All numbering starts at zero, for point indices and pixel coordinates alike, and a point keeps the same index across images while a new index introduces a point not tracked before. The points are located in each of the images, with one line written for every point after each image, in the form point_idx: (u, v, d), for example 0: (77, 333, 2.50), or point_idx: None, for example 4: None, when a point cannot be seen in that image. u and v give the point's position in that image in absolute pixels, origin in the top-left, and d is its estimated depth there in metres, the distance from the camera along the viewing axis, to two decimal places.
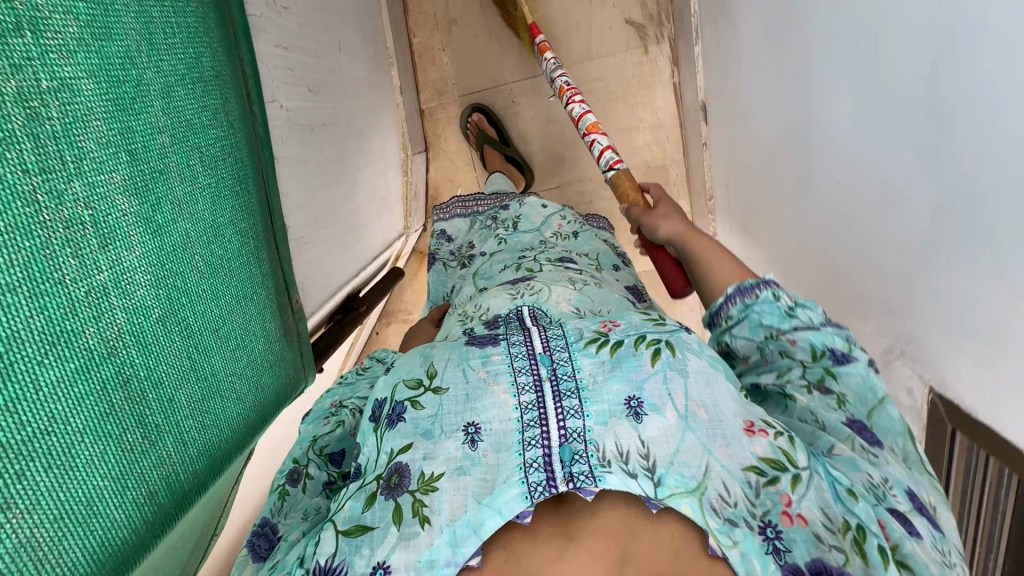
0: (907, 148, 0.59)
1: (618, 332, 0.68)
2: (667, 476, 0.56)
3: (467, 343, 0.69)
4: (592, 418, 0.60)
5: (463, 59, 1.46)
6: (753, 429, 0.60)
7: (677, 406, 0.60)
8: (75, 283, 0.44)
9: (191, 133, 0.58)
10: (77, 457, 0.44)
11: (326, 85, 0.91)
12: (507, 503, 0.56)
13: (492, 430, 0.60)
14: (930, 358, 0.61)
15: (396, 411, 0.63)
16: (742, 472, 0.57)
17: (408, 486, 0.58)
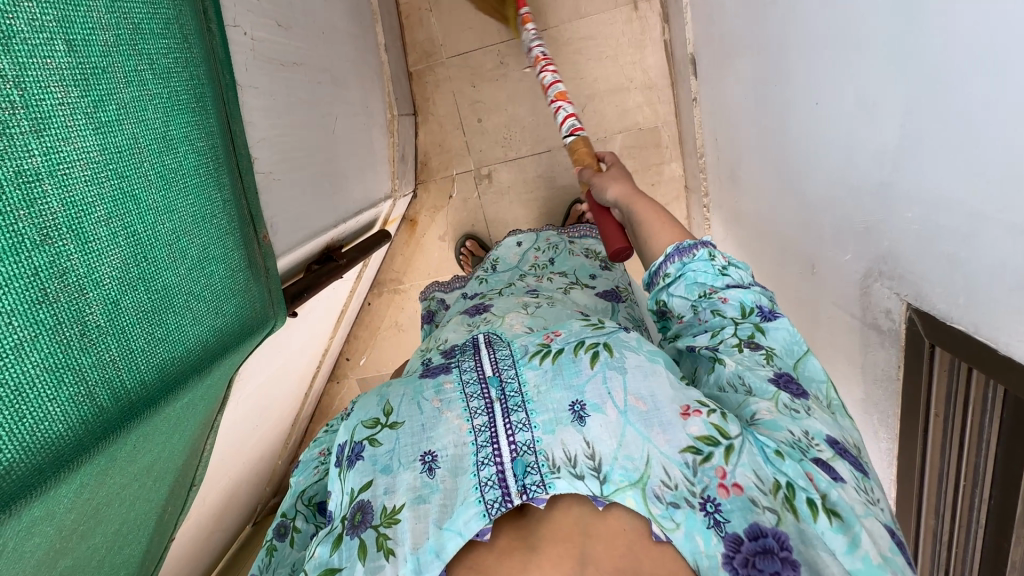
0: (873, 49, 0.56)
1: (560, 340, 0.66)
2: (610, 473, 0.54)
3: (422, 374, 0.66)
4: (539, 429, 0.57)
5: (450, 19, 1.44)
6: (689, 410, 0.56)
7: (616, 403, 0.58)
8: (3, 161, 0.43)
9: (139, 39, 0.57)
10: (7, 340, 0.43)
11: (297, 24, 0.91)
12: (465, 523, 0.53)
13: (447, 456, 0.57)
14: (903, 271, 0.58)
15: (355, 450, 0.59)
16: (679, 454, 0.54)
17: (371, 521, 0.55)
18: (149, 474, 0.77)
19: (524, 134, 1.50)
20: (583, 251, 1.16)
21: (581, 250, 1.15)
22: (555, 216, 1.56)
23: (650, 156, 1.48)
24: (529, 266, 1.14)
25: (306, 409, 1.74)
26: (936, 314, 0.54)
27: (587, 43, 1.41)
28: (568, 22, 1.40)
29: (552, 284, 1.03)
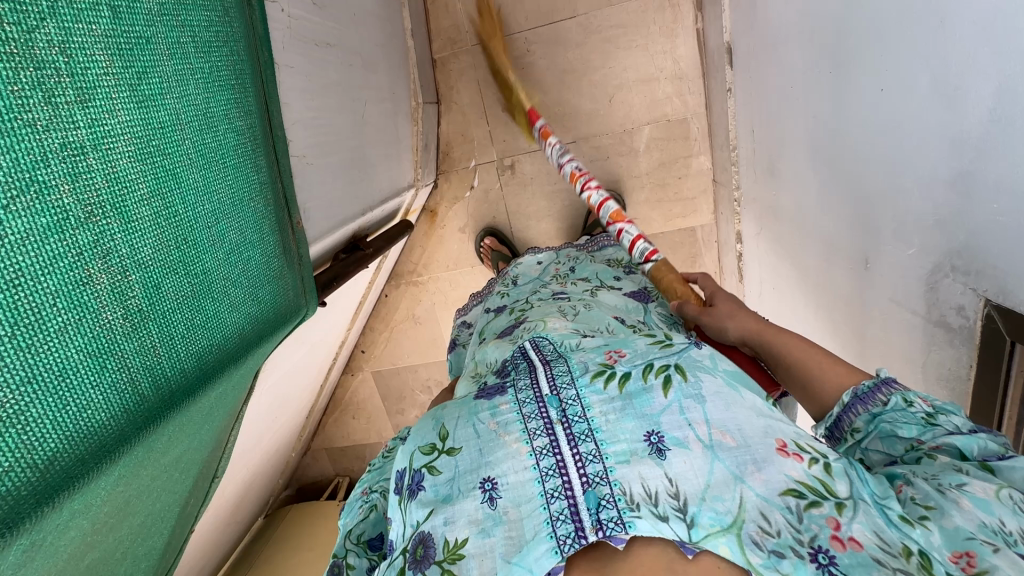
0: (960, 30, 0.53)
1: (625, 362, 0.63)
2: (698, 515, 0.50)
3: (477, 395, 0.63)
4: (612, 460, 0.54)
5: (477, 6, 1.41)
6: (787, 450, 0.53)
7: (701, 438, 0.54)
8: (48, 132, 0.40)
9: (181, 9, 0.54)
10: (50, 323, 0.41)
11: (331, 4, 0.88)
12: (536, 560, 0.49)
13: (509, 484, 0.54)
14: (983, 265, 0.55)
15: (415, 480, 0.57)
16: (779, 498, 0.50)
17: (434, 557, 0.52)
18: (177, 466, 0.75)
19: (549, 125, 1.47)
20: (604, 258, 1.12)
21: (603, 260, 1.11)
22: (579, 209, 1.53)
23: (677, 149, 1.45)
24: (551, 275, 1.09)
25: (320, 401, 1.72)
26: (1022, 310, 0.51)
27: (617, 31, 1.38)
28: (598, 10, 1.37)
29: (579, 288, 0.96)
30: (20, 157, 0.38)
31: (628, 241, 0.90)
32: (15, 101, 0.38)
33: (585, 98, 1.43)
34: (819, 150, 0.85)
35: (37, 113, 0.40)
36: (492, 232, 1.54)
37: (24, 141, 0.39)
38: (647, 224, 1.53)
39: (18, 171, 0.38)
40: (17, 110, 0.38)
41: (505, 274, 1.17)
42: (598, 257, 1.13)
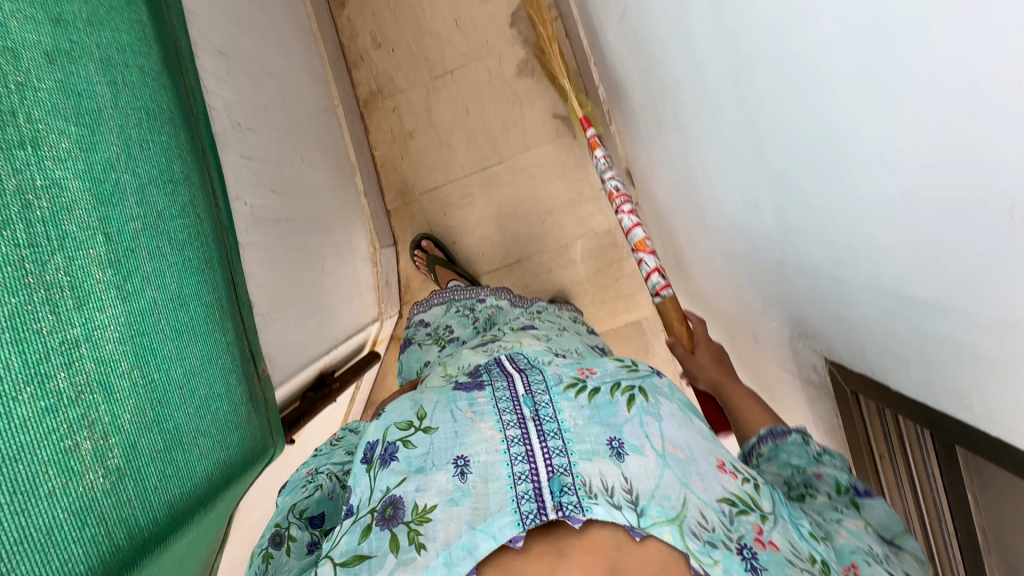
0: (744, 160, 0.71)
1: (595, 378, 0.72)
2: (649, 507, 0.58)
3: (455, 387, 0.72)
4: (576, 455, 0.62)
5: (420, 163, 1.64)
6: (725, 468, 0.65)
7: (657, 448, 0.64)
8: (51, 333, 0.53)
9: (161, 222, 0.71)
10: (40, 487, 0.50)
11: (288, 188, 1.08)
12: (500, 528, 0.57)
13: (479, 462, 0.62)
14: (815, 331, 0.68)
15: (389, 450, 0.65)
16: (717, 503, 0.61)
17: (403, 517, 0.59)
18: None
19: (495, 249, 1.67)
20: (570, 316, 1.25)
21: (569, 315, 1.24)
22: None
23: (609, 255, 1.65)
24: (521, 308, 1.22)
25: None
26: (849, 364, 0.64)
27: (538, 168, 1.63)
28: (520, 154, 1.62)
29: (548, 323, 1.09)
30: (28, 356, 0.50)
31: (647, 271, 0.98)
32: (28, 315, 0.51)
33: (521, 224, 1.66)
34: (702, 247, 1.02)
35: (43, 321, 0.53)
36: (429, 236, 1.63)
37: (33, 343, 0.51)
38: (597, 323, 1.67)
39: (25, 366, 0.50)
40: (29, 321, 0.51)
41: (484, 300, 1.26)
42: (565, 310, 1.26)
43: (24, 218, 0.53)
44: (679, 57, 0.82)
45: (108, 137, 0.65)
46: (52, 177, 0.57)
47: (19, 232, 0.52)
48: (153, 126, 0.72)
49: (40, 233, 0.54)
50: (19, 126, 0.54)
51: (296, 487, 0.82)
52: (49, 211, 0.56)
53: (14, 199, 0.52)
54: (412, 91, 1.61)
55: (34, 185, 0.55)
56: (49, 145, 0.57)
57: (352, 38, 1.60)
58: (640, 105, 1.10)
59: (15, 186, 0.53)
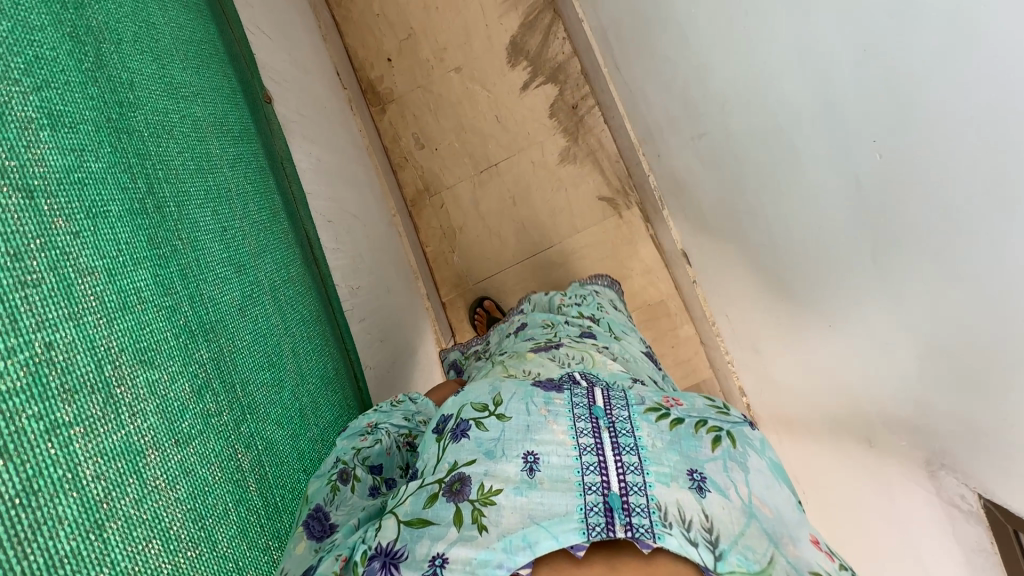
0: (873, 308, 0.80)
1: (680, 409, 0.69)
2: (728, 553, 0.55)
3: (533, 382, 0.72)
4: (652, 476, 0.61)
5: (472, 255, 1.66)
6: (820, 545, 0.58)
7: (742, 496, 0.60)
8: None
9: (333, 427, 0.81)
10: None
11: (388, 330, 1.10)
12: (563, 531, 0.56)
13: (549, 463, 0.63)
14: (966, 468, 0.74)
15: (461, 427, 0.66)
16: (809, 574, 0.55)
17: (468, 495, 0.59)
18: None
19: None
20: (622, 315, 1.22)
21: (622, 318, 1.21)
22: None
23: (663, 324, 1.67)
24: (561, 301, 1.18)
25: None
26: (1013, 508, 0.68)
27: (588, 249, 1.66)
28: (569, 237, 1.65)
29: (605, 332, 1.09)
30: None
31: None
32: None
33: None
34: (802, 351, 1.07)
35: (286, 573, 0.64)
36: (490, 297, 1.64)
37: None
38: None
39: None
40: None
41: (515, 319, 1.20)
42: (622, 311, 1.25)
43: (261, 493, 0.63)
44: (789, 199, 0.91)
45: (291, 376, 0.74)
46: (269, 443, 0.67)
47: (260, 509, 0.63)
48: (313, 341, 0.81)
49: (270, 500, 0.65)
50: (242, 415, 0.64)
51: (353, 432, 0.76)
52: (273, 475, 0.66)
53: (253, 481, 0.63)
54: (459, 187, 1.64)
55: (261, 459, 0.65)
56: (263, 415, 0.67)
57: (394, 141, 1.62)
58: (721, 213, 1.15)
59: (251, 470, 0.63)
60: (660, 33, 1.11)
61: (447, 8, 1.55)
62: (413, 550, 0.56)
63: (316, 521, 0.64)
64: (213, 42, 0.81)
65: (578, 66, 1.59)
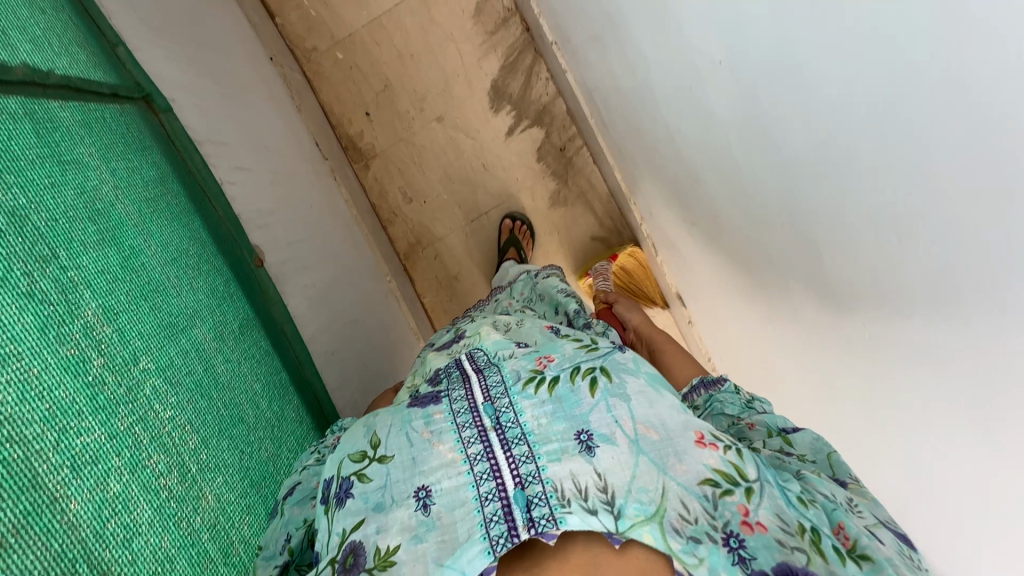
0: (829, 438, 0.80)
1: (553, 366, 0.69)
2: (625, 506, 0.57)
3: (410, 404, 0.69)
4: (544, 458, 0.60)
5: (468, 302, 1.64)
6: (705, 440, 0.61)
7: (627, 432, 0.62)
8: None
9: None
10: None
11: None
12: (469, 562, 0.55)
13: (442, 491, 0.59)
14: None
15: (344, 487, 0.61)
16: (698, 486, 0.58)
17: (364, 564, 0.56)
18: None
19: None
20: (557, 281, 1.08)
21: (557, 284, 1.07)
22: None
23: None
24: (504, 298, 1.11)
25: None
26: None
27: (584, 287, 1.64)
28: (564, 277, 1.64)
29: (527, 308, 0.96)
30: None
31: None
32: None
33: None
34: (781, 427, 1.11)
35: None
36: None
37: None
38: None
39: None
40: None
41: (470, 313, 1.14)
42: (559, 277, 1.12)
43: None
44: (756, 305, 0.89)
45: None
46: None
47: None
48: None
49: None
50: None
51: (300, 491, 0.65)
52: None
53: None
54: (451, 238, 1.61)
55: None
56: None
57: (382, 198, 1.58)
58: (712, 287, 1.15)
59: None
60: (631, 116, 1.08)
61: (422, 56, 1.49)
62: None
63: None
64: (199, 235, 0.70)
65: (562, 106, 1.54)
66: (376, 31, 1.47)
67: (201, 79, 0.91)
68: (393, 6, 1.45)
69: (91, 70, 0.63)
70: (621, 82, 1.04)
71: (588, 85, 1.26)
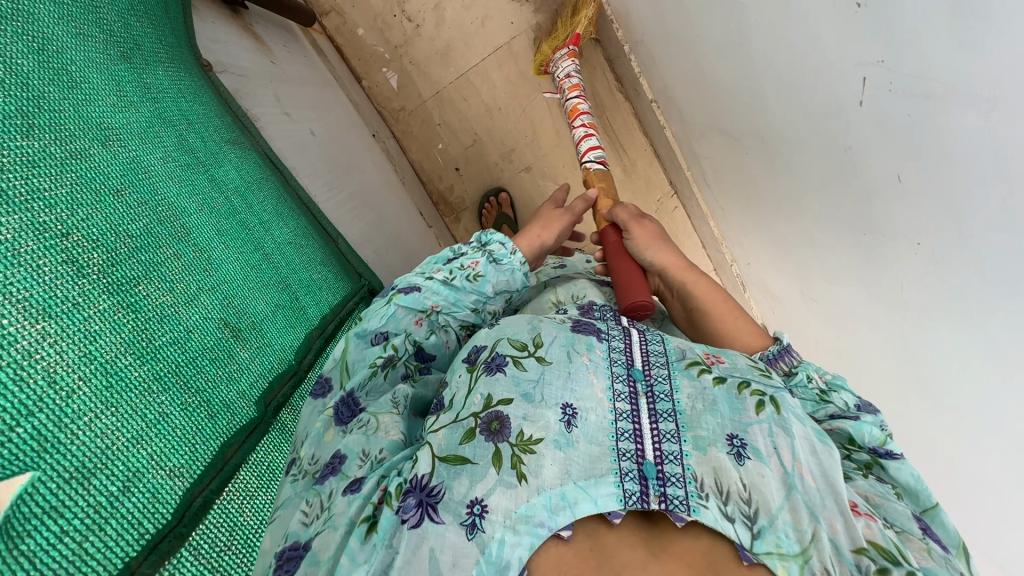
0: None
1: (721, 367, 0.68)
2: (766, 529, 0.53)
3: (574, 327, 0.71)
4: (688, 443, 0.60)
5: None
6: (859, 510, 0.54)
7: (783, 465, 0.56)
8: None
9: None
10: None
11: None
12: (603, 495, 0.55)
13: (588, 418, 0.61)
14: None
15: (497, 361, 0.64)
16: (851, 553, 0.51)
17: (508, 436, 0.57)
18: None
19: None
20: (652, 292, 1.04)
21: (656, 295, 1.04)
22: None
23: None
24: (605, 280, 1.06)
25: None
26: None
27: None
28: None
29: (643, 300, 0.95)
30: None
31: None
32: None
33: None
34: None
35: None
36: None
37: None
38: None
39: None
40: None
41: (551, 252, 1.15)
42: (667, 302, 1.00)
43: None
44: None
45: None
46: None
47: None
48: None
49: None
50: None
51: (416, 299, 0.68)
52: None
53: None
54: None
55: None
56: None
57: None
58: (818, 351, 1.22)
59: None
60: (759, 200, 1.10)
61: (510, 109, 1.48)
62: (451, 488, 0.54)
63: (351, 404, 0.62)
64: None
65: (642, 151, 1.53)
66: (464, 87, 1.45)
67: (361, 214, 0.94)
68: (481, 61, 1.43)
69: (338, 284, 0.70)
70: (756, 177, 1.05)
71: (694, 149, 1.28)
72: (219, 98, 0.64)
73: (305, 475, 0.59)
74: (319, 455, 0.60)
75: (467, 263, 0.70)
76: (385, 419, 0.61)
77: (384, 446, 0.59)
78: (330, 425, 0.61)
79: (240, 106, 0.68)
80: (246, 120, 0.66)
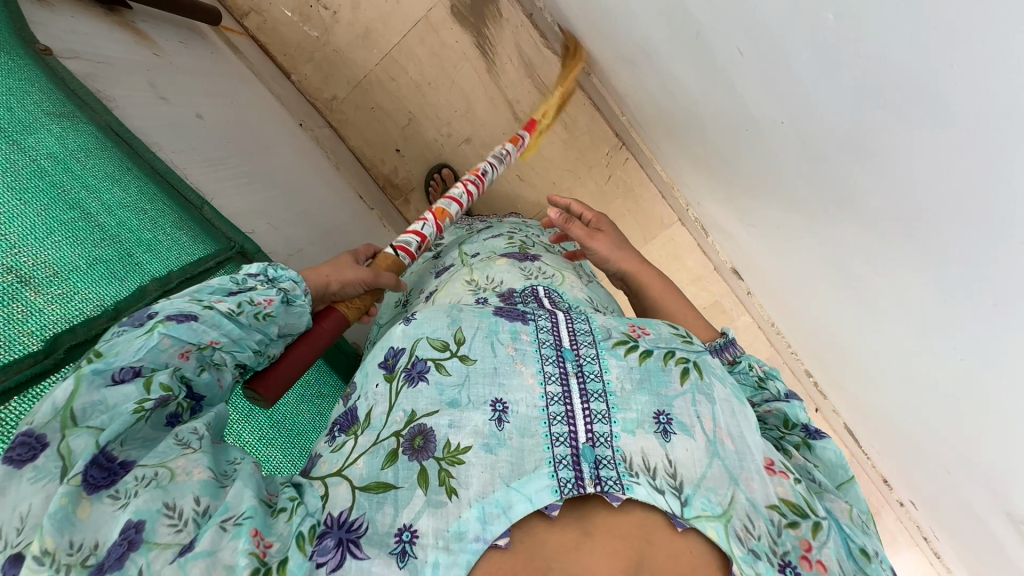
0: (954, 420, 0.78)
1: (648, 339, 0.60)
2: (692, 497, 0.48)
3: (496, 312, 0.62)
4: (618, 425, 0.52)
5: None
6: (775, 467, 0.52)
7: (705, 432, 0.52)
8: None
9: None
10: None
11: None
12: (536, 491, 0.47)
13: (518, 413, 0.53)
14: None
15: (417, 368, 0.56)
16: (766, 509, 0.49)
17: (433, 451, 0.50)
18: None
19: None
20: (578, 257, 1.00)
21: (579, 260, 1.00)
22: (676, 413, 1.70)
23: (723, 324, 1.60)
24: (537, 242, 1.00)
25: None
26: None
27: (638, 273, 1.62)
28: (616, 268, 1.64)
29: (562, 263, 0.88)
30: None
31: None
32: None
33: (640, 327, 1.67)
34: (880, 407, 1.10)
35: None
36: None
37: None
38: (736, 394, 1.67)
39: None
40: None
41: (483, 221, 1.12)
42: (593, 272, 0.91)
43: None
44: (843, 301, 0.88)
45: None
46: None
47: None
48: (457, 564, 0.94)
49: None
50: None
51: (190, 330, 0.47)
52: None
53: None
54: None
55: None
56: None
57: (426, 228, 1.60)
58: (776, 274, 1.15)
59: None
60: (673, 126, 1.04)
61: (439, 82, 1.47)
62: (375, 521, 0.46)
63: (108, 459, 0.41)
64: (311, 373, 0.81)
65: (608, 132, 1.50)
66: (390, 66, 1.46)
67: (259, 192, 0.95)
68: (401, 37, 1.43)
69: (193, 249, 0.68)
70: (660, 101, 1.00)
71: (616, 88, 1.23)
72: (52, 77, 0.66)
73: (67, 574, 0.36)
74: (84, 540, 0.38)
75: (259, 300, 0.53)
76: (181, 462, 0.43)
77: (198, 492, 0.42)
78: (83, 497, 0.38)
79: (85, 86, 0.70)
80: (86, 97, 0.68)
